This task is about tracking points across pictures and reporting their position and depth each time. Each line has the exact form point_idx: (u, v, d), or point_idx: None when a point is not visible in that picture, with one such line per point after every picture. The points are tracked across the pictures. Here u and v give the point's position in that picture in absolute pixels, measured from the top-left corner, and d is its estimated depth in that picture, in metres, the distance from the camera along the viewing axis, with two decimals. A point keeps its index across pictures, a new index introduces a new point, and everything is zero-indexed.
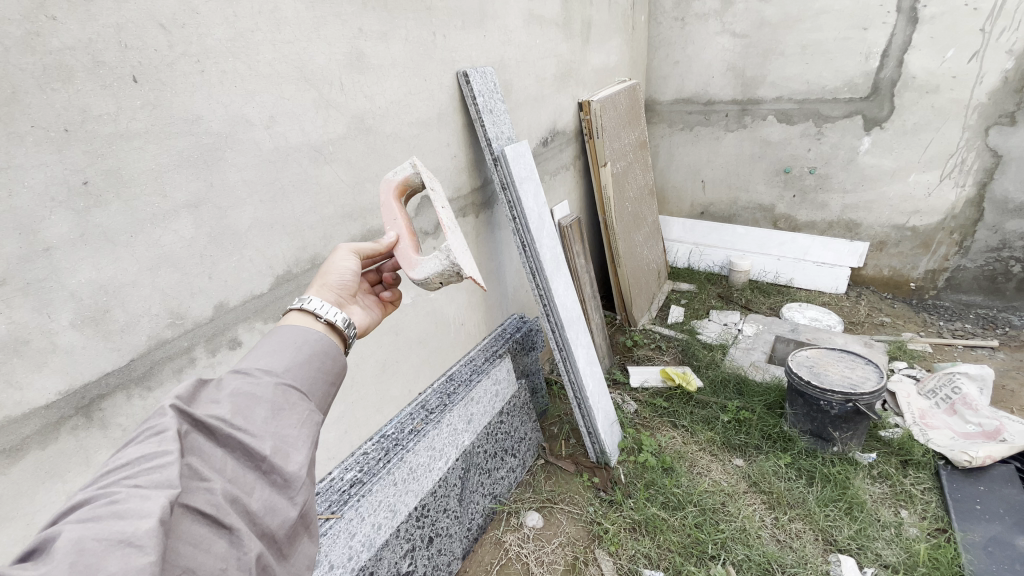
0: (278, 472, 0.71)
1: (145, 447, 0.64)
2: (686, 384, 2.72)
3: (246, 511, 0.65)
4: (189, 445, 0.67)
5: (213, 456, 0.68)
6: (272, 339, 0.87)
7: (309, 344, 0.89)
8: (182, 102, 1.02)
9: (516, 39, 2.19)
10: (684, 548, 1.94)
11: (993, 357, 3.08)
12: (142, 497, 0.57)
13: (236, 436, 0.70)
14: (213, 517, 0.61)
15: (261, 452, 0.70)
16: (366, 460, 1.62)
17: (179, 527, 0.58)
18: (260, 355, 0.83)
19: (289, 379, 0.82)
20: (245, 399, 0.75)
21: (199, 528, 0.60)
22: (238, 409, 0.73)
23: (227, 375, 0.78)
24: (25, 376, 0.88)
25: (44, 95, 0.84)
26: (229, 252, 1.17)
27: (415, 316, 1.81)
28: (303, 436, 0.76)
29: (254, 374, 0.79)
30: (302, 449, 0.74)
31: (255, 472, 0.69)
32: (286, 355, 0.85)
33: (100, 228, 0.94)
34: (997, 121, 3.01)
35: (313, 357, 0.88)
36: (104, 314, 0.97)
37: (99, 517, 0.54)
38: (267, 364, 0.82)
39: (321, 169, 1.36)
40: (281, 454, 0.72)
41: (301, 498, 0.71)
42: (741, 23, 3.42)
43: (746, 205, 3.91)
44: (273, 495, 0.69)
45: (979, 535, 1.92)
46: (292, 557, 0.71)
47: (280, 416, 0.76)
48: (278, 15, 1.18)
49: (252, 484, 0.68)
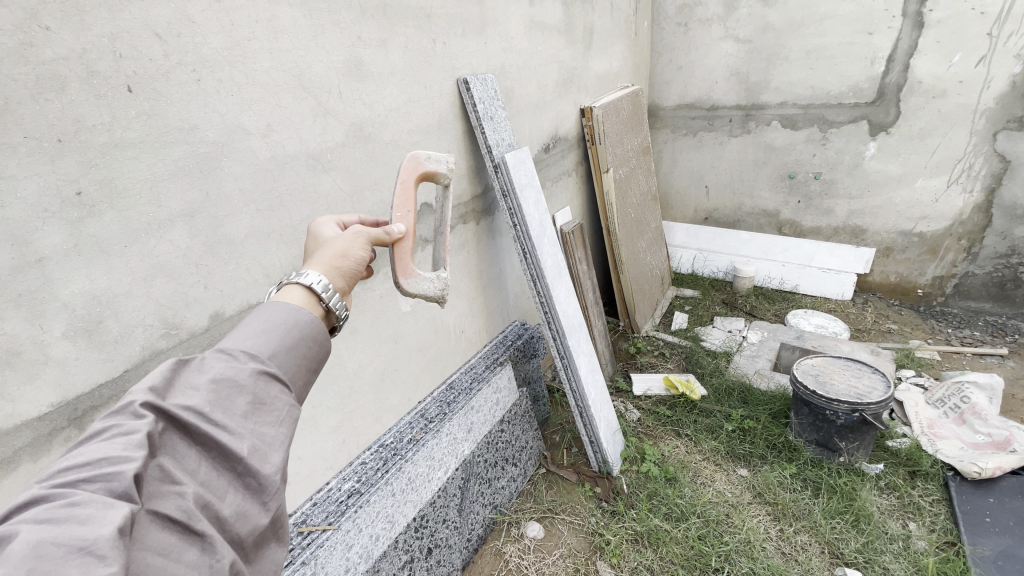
0: (253, 476, 0.63)
1: (110, 441, 0.56)
2: (690, 393, 2.69)
3: (217, 518, 0.58)
4: (158, 442, 0.59)
5: (184, 455, 0.60)
6: (258, 317, 0.76)
7: (299, 326, 0.78)
8: (176, 111, 1.01)
9: (518, 45, 2.18)
10: (687, 561, 1.91)
11: (1003, 364, 3.02)
12: (104, 504, 0.51)
13: (212, 433, 0.61)
14: (183, 525, 0.55)
15: (237, 453, 0.62)
16: (364, 470, 1.59)
17: (143, 535, 0.52)
18: (245, 334, 0.73)
19: (274, 367, 0.72)
20: (225, 389, 0.65)
21: (167, 537, 0.53)
22: (215, 401, 0.64)
23: (208, 356, 0.68)
24: (17, 388, 0.87)
25: (36, 105, 0.83)
26: (224, 262, 1.16)
27: (414, 325, 1.79)
28: (282, 435, 0.67)
29: (238, 358, 0.69)
30: (280, 449, 0.66)
31: (229, 474, 0.62)
32: (272, 338, 0.74)
33: (94, 239, 0.93)
34: (1005, 126, 2.97)
35: (299, 341, 0.77)
36: (97, 325, 0.96)
37: (55, 521, 0.49)
38: (253, 348, 0.72)
39: (319, 177, 1.35)
40: (259, 455, 0.64)
41: (275, 504, 0.64)
42: (745, 29, 3.41)
43: (750, 211, 3.88)
44: (245, 500, 0.62)
45: (989, 548, 1.88)
46: (258, 564, 0.64)
47: (259, 412, 0.67)
48: (276, 23, 1.17)
49: (225, 488, 0.61)
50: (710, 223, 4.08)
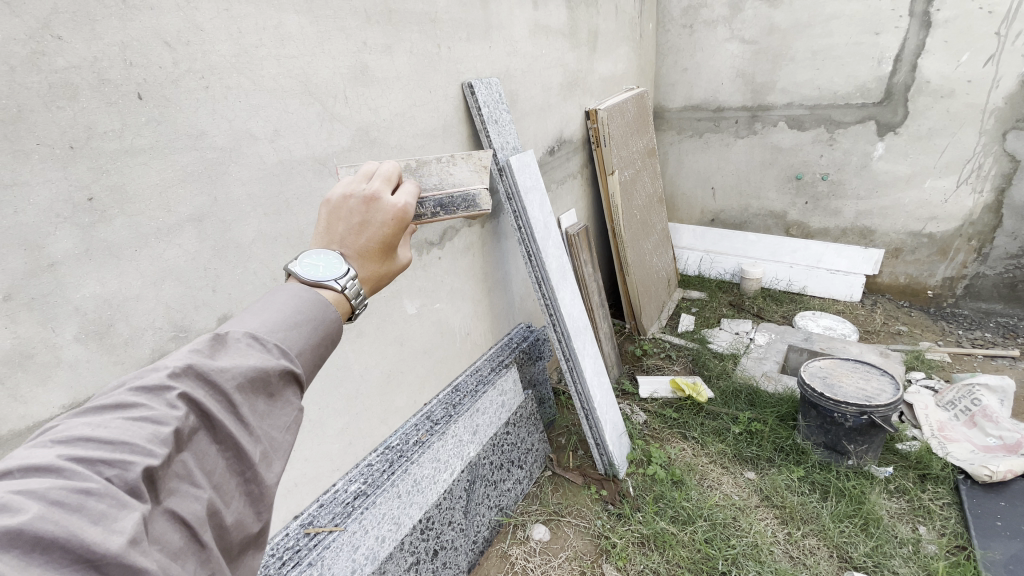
0: (258, 483, 0.60)
1: (138, 423, 0.53)
2: (697, 396, 2.67)
3: (218, 525, 0.56)
4: (186, 428, 0.56)
5: (205, 449, 0.57)
6: (289, 306, 0.73)
7: (325, 324, 0.76)
8: (184, 118, 1.03)
9: (522, 49, 2.19)
10: (694, 564, 1.90)
11: (1015, 366, 2.98)
12: (118, 502, 0.48)
13: (235, 431, 0.59)
14: (191, 530, 0.52)
15: (251, 457, 0.60)
16: (370, 472, 1.61)
17: (157, 536, 0.49)
18: (278, 324, 0.70)
19: (298, 366, 0.70)
20: (256, 384, 0.63)
21: (176, 540, 0.51)
22: (244, 397, 0.61)
23: (242, 341, 0.65)
24: (30, 391, 0.89)
25: (49, 113, 0.85)
26: (232, 265, 1.17)
27: (420, 327, 1.80)
28: (290, 444, 0.65)
29: (270, 351, 0.67)
30: (286, 459, 0.64)
31: (237, 477, 0.59)
32: (300, 333, 0.72)
33: (106, 243, 0.95)
34: (1014, 125, 2.94)
35: (320, 343, 0.75)
36: (108, 329, 0.98)
37: (67, 511, 0.44)
38: (284, 342, 0.69)
39: (325, 182, 1.36)
40: (267, 462, 0.62)
41: (270, 516, 0.62)
42: (750, 30, 3.41)
43: (757, 212, 3.86)
44: (246, 507, 0.59)
45: (1000, 552, 1.85)
46: None
47: (276, 415, 0.65)
48: (282, 31, 1.19)
49: (233, 493, 0.58)
50: (717, 224, 4.07)
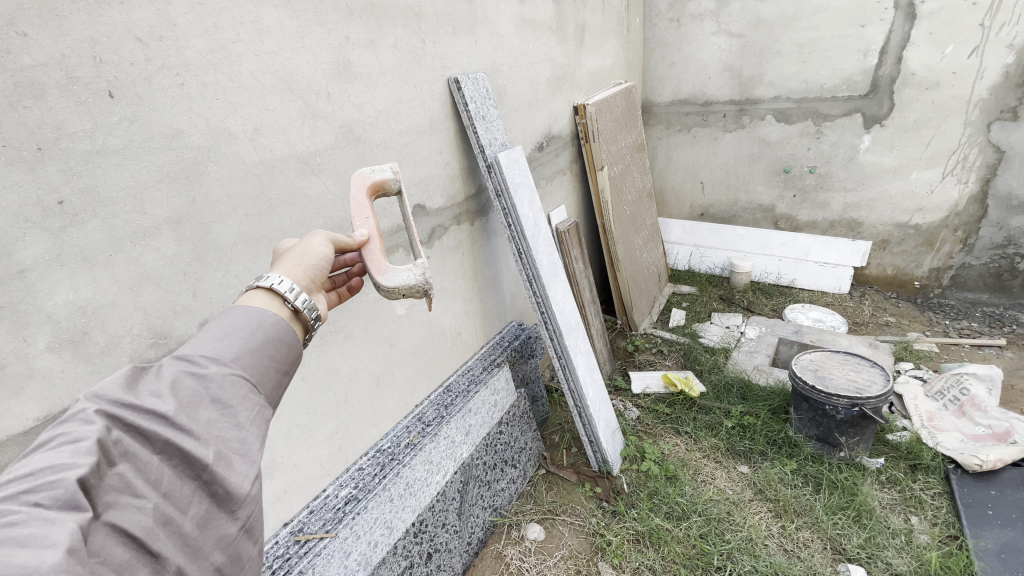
0: (221, 484, 0.60)
1: (58, 448, 0.53)
2: (689, 390, 2.67)
3: (179, 533, 0.55)
4: (112, 444, 0.55)
5: (145, 459, 0.56)
6: (218, 322, 0.72)
7: (264, 329, 0.74)
8: (159, 117, 0.99)
9: (509, 44, 2.16)
10: (689, 560, 1.90)
11: (1001, 355, 3.02)
12: (46, 520, 0.48)
13: (174, 438, 0.58)
14: (140, 541, 0.52)
15: (203, 460, 0.59)
16: (360, 476, 1.58)
17: (97, 548, 0.49)
18: (204, 339, 0.69)
19: (238, 370, 0.68)
20: (188, 395, 0.62)
21: (121, 553, 0.51)
22: (180, 406, 0.61)
23: (167, 362, 0.65)
24: (2, 403, 0.85)
25: (14, 113, 0.81)
26: (213, 270, 1.14)
27: (409, 327, 1.78)
28: (252, 440, 0.64)
29: (199, 363, 0.66)
30: (248, 456, 0.63)
31: (194, 483, 0.58)
32: (235, 340, 0.71)
33: (78, 248, 0.91)
34: (998, 116, 2.98)
35: (264, 344, 0.73)
36: (83, 337, 0.94)
37: None
38: (214, 352, 0.68)
39: (309, 181, 1.33)
40: (226, 462, 0.61)
41: (244, 512, 0.61)
42: (737, 23, 3.40)
43: (746, 205, 3.87)
44: (210, 510, 0.59)
45: (992, 541, 1.88)
46: None
47: (225, 417, 0.64)
48: (260, 25, 1.15)
49: (189, 498, 0.57)
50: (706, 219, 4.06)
